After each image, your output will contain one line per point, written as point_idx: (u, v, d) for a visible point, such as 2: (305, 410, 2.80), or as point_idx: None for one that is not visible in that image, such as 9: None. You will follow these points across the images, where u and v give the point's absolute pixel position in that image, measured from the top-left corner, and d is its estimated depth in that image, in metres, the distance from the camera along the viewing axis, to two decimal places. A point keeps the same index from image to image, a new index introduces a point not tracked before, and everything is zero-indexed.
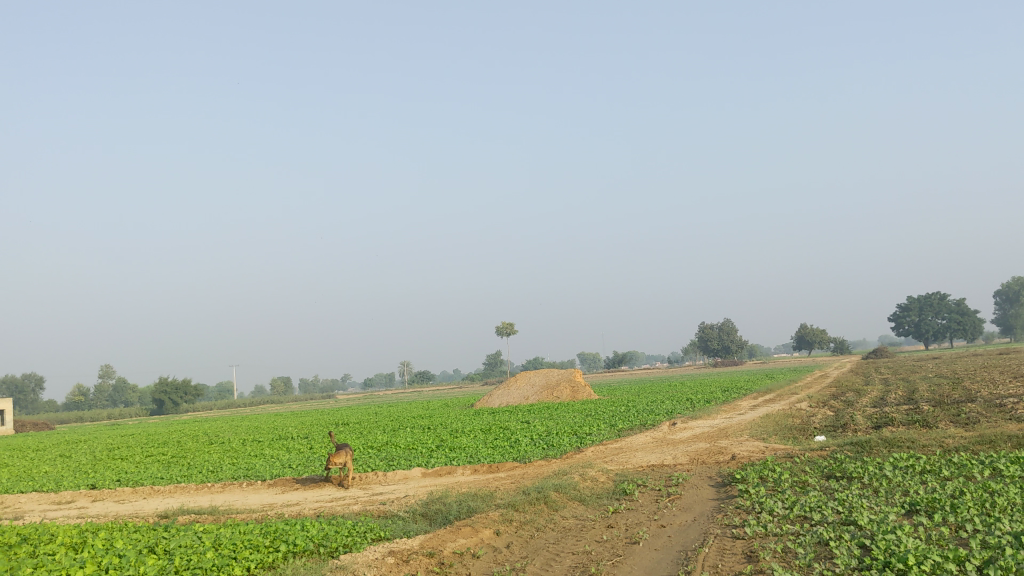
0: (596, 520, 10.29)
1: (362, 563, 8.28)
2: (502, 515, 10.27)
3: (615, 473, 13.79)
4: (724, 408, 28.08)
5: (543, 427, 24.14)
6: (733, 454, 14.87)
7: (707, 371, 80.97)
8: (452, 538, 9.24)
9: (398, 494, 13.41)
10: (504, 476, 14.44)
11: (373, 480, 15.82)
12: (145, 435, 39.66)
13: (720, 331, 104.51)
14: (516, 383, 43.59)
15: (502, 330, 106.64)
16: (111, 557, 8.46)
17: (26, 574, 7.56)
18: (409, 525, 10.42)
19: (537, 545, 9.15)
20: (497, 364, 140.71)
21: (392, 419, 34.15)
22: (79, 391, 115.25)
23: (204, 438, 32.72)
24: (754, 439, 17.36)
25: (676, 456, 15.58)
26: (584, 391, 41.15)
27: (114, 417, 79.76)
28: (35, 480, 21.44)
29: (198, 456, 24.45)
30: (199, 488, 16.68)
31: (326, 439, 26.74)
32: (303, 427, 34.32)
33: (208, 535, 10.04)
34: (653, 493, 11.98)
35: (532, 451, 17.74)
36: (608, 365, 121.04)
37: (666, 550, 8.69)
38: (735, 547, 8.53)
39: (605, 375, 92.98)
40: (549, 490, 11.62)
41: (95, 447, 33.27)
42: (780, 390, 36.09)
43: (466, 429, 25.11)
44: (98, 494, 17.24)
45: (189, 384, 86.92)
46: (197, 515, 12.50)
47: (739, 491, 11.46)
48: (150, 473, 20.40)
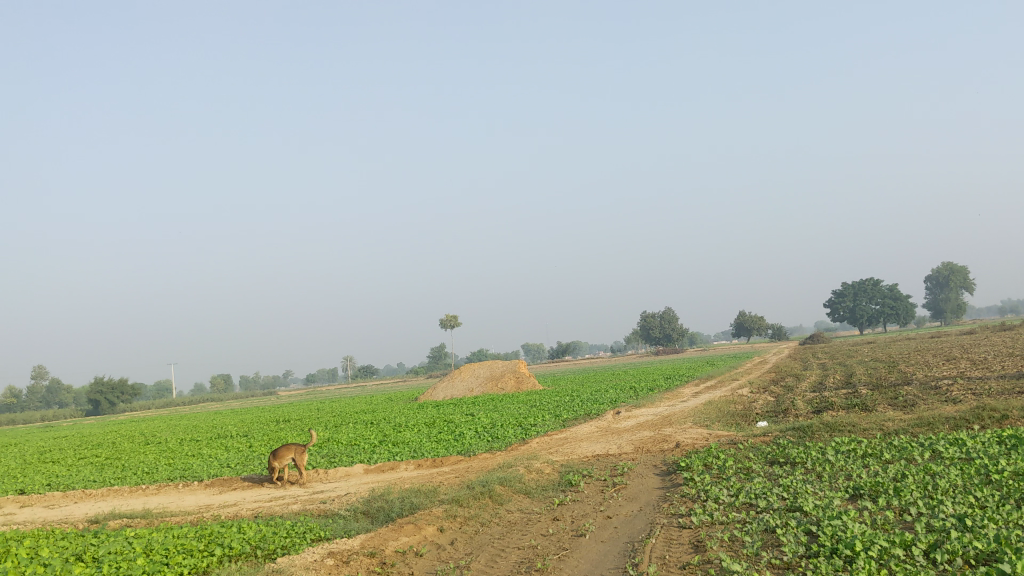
0: (541, 513, 10.12)
1: (300, 566, 7.95)
2: (445, 511, 10.04)
3: (560, 464, 13.66)
4: (668, 395, 28.20)
5: (487, 419, 23.96)
6: (678, 442, 14.84)
7: (650, 359, 81.65)
8: (394, 536, 8.99)
9: (339, 491, 13.13)
10: (448, 470, 14.22)
11: (314, 477, 15.50)
12: (77, 437, 38.59)
13: (661, 320, 105.41)
14: (459, 375, 43.32)
15: (445, 323, 106.35)
16: (34, 567, 8.03)
17: None
18: (350, 524, 10.15)
19: (482, 540, 8.94)
20: (441, 357, 140.18)
21: (334, 415, 33.65)
22: (11, 393, 112.24)
23: (140, 439, 31.94)
24: (698, 426, 17.37)
25: (621, 445, 15.53)
26: (528, 382, 41.06)
27: (48, 419, 77.82)
28: None
29: (134, 457, 23.79)
30: (133, 490, 16.16)
31: (267, 437, 26.22)
32: (242, 426, 33.64)
33: (140, 540, 9.65)
34: (599, 483, 11.86)
35: (476, 444, 17.55)
36: (552, 355, 121.38)
37: (613, 542, 8.55)
38: (681, 536, 8.43)
39: (549, 365, 93.22)
40: (494, 483, 11.45)
41: (25, 450, 32.21)
42: (722, 378, 36.42)
43: (410, 424, 24.80)
44: (27, 499, 16.60)
45: (126, 383, 85.05)
46: (129, 520, 12.05)
47: (685, 478, 11.40)
48: (83, 476, 19.73)
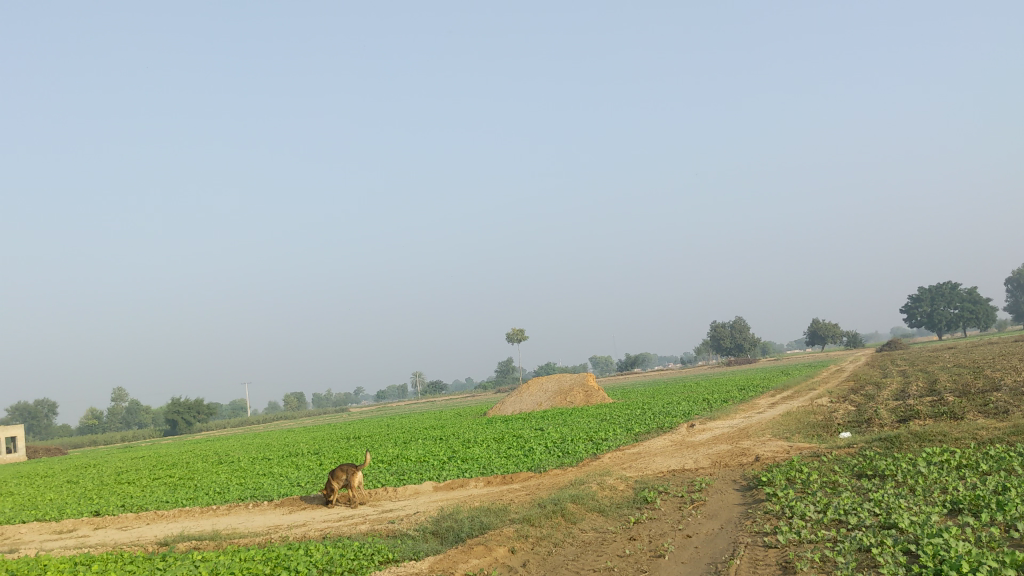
0: (617, 533, 9.68)
1: None
2: (516, 531, 9.67)
3: (635, 479, 13.18)
4: (743, 407, 27.35)
5: (558, 433, 23.53)
6: (757, 456, 14.23)
7: (723, 369, 80.25)
8: (464, 558, 8.63)
9: (408, 511, 12.81)
10: (519, 487, 13.88)
11: (383, 495, 15.26)
12: (154, 457, 39.23)
13: (732, 330, 103.61)
14: (528, 389, 42.96)
15: (513, 337, 106.35)
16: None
17: None
18: (419, 545, 9.85)
19: (555, 562, 8.54)
20: (508, 371, 140.01)
21: (402, 431, 33.55)
22: (92, 415, 115.21)
23: (214, 458, 32.25)
24: (778, 438, 16.72)
25: (697, 459, 14.97)
26: (598, 396, 40.44)
27: (127, 439, 79.41)
28: (38, 508, 20.91)
29: (207, 477, 23.91)
30: (205, 511, 16.14)
31: (336, 454, 26.19)
32: (314, 443, 33.74)
33: (207, 563, 9.46)
34: (676, 500, 11.36)
35: (547, 460, 17.13)
36: (621, 368, 120.24)
37: (694, 563, 8.06)
38: (768, 557, 7.89)
39: (619, 377, 92.24)
40: (566, 502, 11.04)
41: (103, 471, 32.73)
42: (798, 387, 35.32)
43: (479, 439, 24.52)
44: (101, 522, 16.69)
45: (202, 402, 86.51)
46: (198, 542, 11.94)
47: (767, 494, 10.83)
48: (157, 497, 19.83)
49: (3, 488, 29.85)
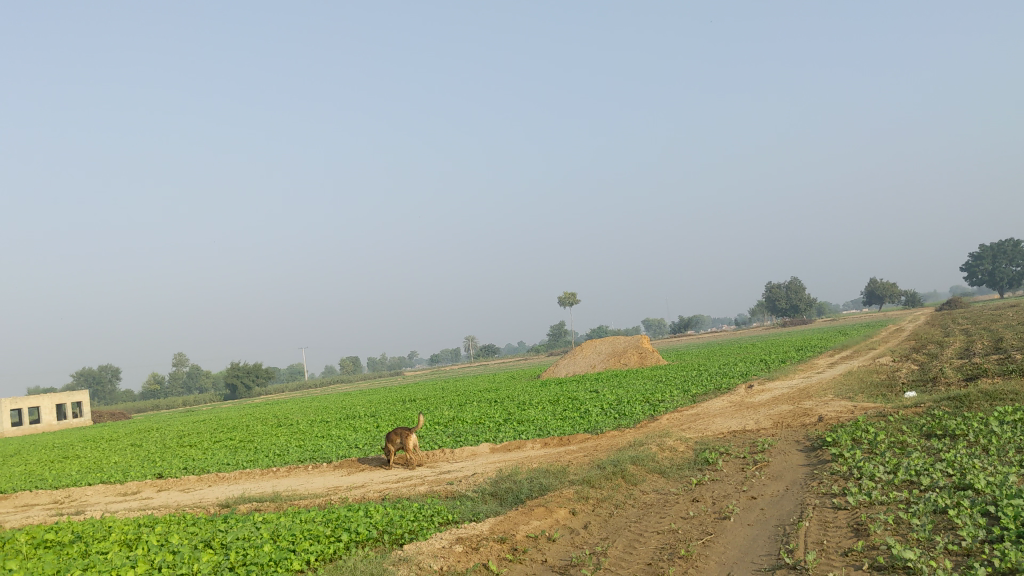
0: (679, 494, 9.51)
1: (427, 553, 7.29)
2: (576, 492, 9.55)
3: (695, 441, 12.96)
4: (801, 367, 26.94)
5: (614, 395, 23.37)
6: (820, 416, 13.90)
7: (779, 330, 79.12)
8: (524, 520, 8.51)
9: (466, 472, 12.76)
10: (576, 449, 13.73)
11: (440, 456, 15.28)
12: (214, 420, 40.04)
13: (787, 290, 102.04)
14: (582, 352, 42.89)
15: (566, 300, 105.97)
16: (170, 566, 8.14)
17: None
18: (478, 506, 9.78)
19: (618, 524, 8.39)
20: (561, 335, 139.86)
21: (457, 393, 33.70)
22: (155, 380, 117.98)
23: (272, 421, 32.77)
24: (841, 398, 16.35)
25: (759, 420, 14.67)
26: (653, 357, 40.13)
27: (189, 403, 81.16)
28: (104, 471, 21.40)
29: (266, 439, 24.29)
30: (265, 473, 16.33)
31: (392, 417, 26.36)
32: (370, 406, 34.07)
33: (268, 525, 9.50)
34: (738, 461, 11.12)
35: (604, 421, 16.97)
36: (674, 330, 119.23)
37: (761, 526, 7.83)
38: (838, 519, 7.60)
39: (672, 340, 91.57)
40: (626, 463, 10.88)
41: (166, 435, 33.47)
42: (858, 347, 34.64)
43: (535, 401, 24.49)
44: (165, 484, 16.97)
45: (260, 367, 87.89)
46: (259, 503, 12.06)
47: (833, 455, 10.54)
48: (218, 459, 20.16)
49: (72, 452, 30.68)
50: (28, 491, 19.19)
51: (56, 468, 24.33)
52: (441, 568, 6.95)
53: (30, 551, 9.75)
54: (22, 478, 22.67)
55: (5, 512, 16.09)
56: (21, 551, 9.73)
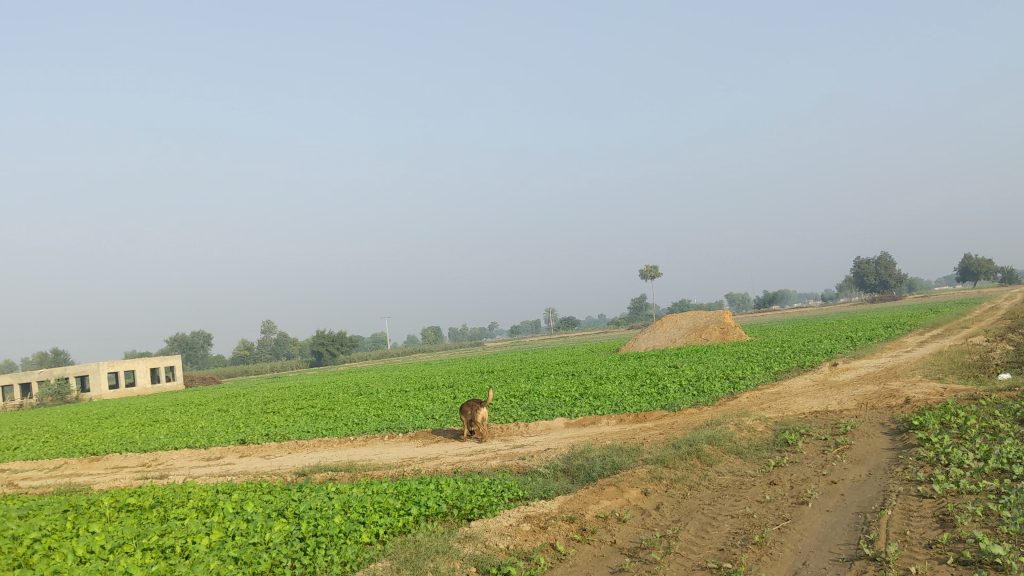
0: (756, 477, 9.24)
1: (494, 531, 7.18)
2: (649, 472, 9.36)
3: (774, 420, 12.61)
4: (889, 346, 26.09)
5: (693, 371, 23.02)
6: (907, 397, 13.38)
7: (867, 307, 76.98)
8: (595, 500, 8.36)
9: (539, 447, 12.68)
10: (651, 426, 13.53)
11: (514, 430, 15.23)
12: (298, 387, 40.87)
13: (877, 266, 99.10)
14: (662, 326, 42.46)
15: (647, 274, 104.86)
16: (243, 534, 8.24)
17: (153, 566, 7.44)
18: (549, 483, 9.67)
19: (690, 506, 8.18)
20: (642, 308, 138.74)
21: (535, 366, 33.67)
22: (244, 346, 121.25)
23: (353, 389, 33.26)
24: (930, 379, 15.73)
25: (842, 400, 14.21)
26: (735, 333, 39.41)
27: (276, 370, 83.15)
28: (190, 435, 22.00)
29: (346, 408, 24.65)
30: (343, 441, 16.52)
31: (470, 388, 26.47)
32: (449, 377, 34.30)
33: (340, 495, 9.56)
34: (819, 444, 10.77)
35: (682, 398, 16.70)
36: (759, 305, 117.06)
37: (840, 512, 7.52)
38: (923, 508, 7.23)
39: (755, 315, 89.97)
40: (702, 443, 10.63)
41: (251, 401, 34.27)
42: (949, 325, 33.45)
43: (611, 376, 24.28)
44: (246, 450, 17.32)
45: (345, 335, 89.39)
46: (334, 473, 12.18)
47: (920, 440, 10.10)
48: (298, 427, 20.53)
49: (162, 415, 31.70)
50: (118, 453, 19.85)
51: (146, 431, 25.14)
52: (507, 546, 6.85)
53: (113, 515, 10.02)
54: (114, 440, 23.47)
55: (95, 474, 16.66)
56: (104, 515, 10.00)
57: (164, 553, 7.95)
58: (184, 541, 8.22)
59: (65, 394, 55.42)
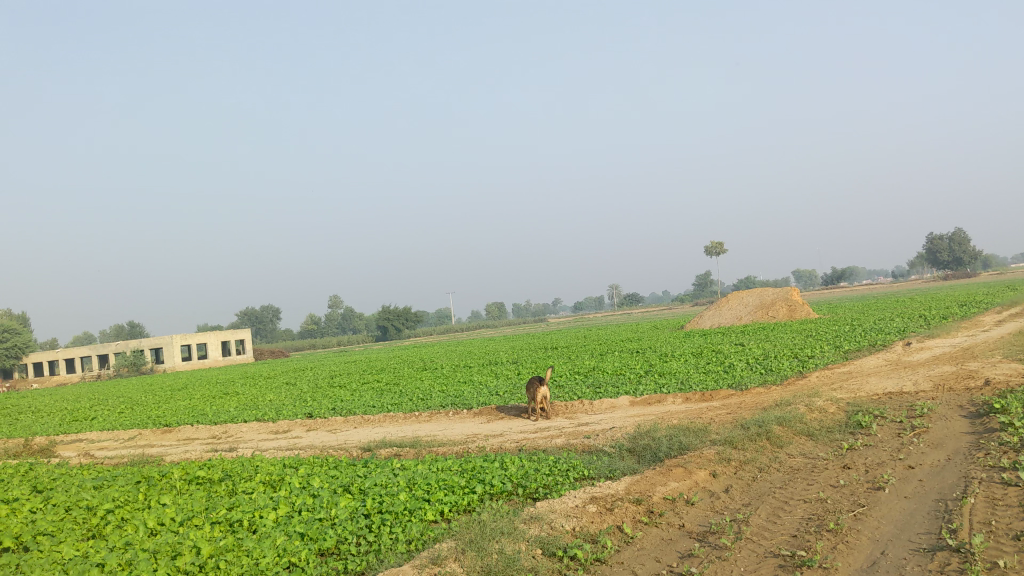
0: (829, 460, 8.98)
1: (560, 512, 7.07)
2: (717, 453, 9.17)
3: (847, 401, 12.28)
4: (966, 324, 25.30)
5: (761, 349, 22.60)
6: (987, 379, 12.89)
7: (941, 284, 74.74)
8: (662, 481, 8.20)
9: (605, 425, 12.55)
10: (719, 406, 13.29)
11: (579, 408, 15.12)
12: (365, 362, 41.33)
13: (951, 242, 96.19)
14: (728, 303, 41.88)
15: (712, 250, 103.51)
16: (310, 509, 8.29)
17: (222, 539, 7.50)
18: (615, 463, 9.54)
19: (761, 490, 7.98)
20: (707, 285, 137.01)
21: (600, 342, 33.46)
22: (312, 320, 123.10)
23: (418, 364, 33.49)
24: (1011, 360, 15.12)
25: (918, 381, 13.77)
26: (803, 310, 38.63)
27: (343, 345, 84.33)
28: (259, 408, 22.35)
29: (411, 383, 24.81)
30: (408, 417, 16.59)
31: (534, 364, 26.42)
32: (513, 352, 34.30)
33: (405, 472, 9.55)
34: (894, 426, 10.42)
35: (750, 377, 16.40)
36: (827, 282, 114.62)
37: (919, 499, 7.25)
38: (1008, 497, 6.92)
39: (823, 292, 88.20)
40: (772, 424, 10.37)
41: (318, 375, 34.73)
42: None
43: (677, 353, 24.00)
44: (313, 424, 17.51)
45: (410, 310, 90.10)
46: (398, 448, 12.19)
47: (1003, 424, 9.69)
48: (364, 401, 20.69)
49: (232, 388, 32.29)
50: (190, 424, 20.27)
51: (217, 404, 25.64)
52: (573, 528, 6.74)
53: (183, 487, 10.18)
54: (186, 411, 23.96)
55: (167, 445, 17.03)
56: (175, 487, 10.16)
57: (233, 527, 8.03)
58: (252, 515, 8.29)
59: (140, 365, 56.99)
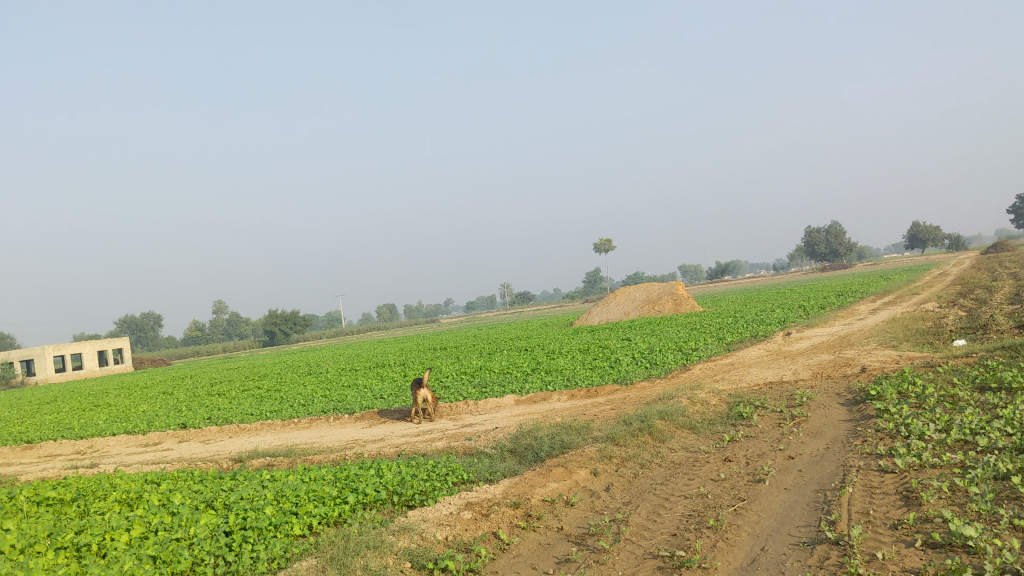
0: (710, 453, 8.86)
1: (432, 522, 6.68)
2: (599, 451, 8.93)
3: (728, 393, 12.25)
4: (842, 313, 26.06)
5: (646, 344, 22.66)
6: (863, 366, 13.07)
7: (818, 276, 77.41)
8: (542, 482, 7.92)
9: (488, 425, 12.23)
10: (604, 401, 13.15)
11: (464, 408, 14.77)
12: (248, 368, 40.03)
13: (827, 235, 99.80)
14: (616, 298, 42.28)
15: (601, 247, 104.69)
16: (167, 528, 7.65)
17: (60, 568, 6.76)
18: (496, 464, 9.23)
19: (642, 487, 7.78)
20: (598, 282, 138.69)
21: (489, 342, 33.17)
22: (195, 327, 119.27)
23: (302, 369, 32.55)
24: (884, 347, 15.42)
25: (797, 370, 13.94)
26: (688, 304, 39.24)
27: (228, 351, 81.86)
28: (129, 420, 21.18)
29: (293, 388, 24.00)
30: (286, 424, 15.92)
31: (421, 365, 25.96)
32: (402, 354, 33.67)
33: (275, 484, 8.98)
34: (774, 417, 10.40)
35: (634, 371, 16.39)
36: (713, 276, 117.42)
37: (799, 491, 7.15)
38: (885, 485, 6.87)
39: (708, 286, 90.18)
40: (654, 418, 10.22)
41: (197, 383, 33.41)
42: (899, 292, 33.55)
43: (565, 350, 23.92)
44: (185, 435, 16.62)
45: (297, 314, 87.98)
46: (271, 459, 11.59)
47: (878, 411, 9.77)
48: (242, 409, 19.83)
49: (105, 400, 30.65)
50: (55, 439, 19.07)
51: (86, 417, 24.29)
52: (445, 538, 6.37)
53: (31, 510, 9.34)
54: (50, 427, 22.50)
55: (25, 463, 15.92)
56: (22, 510, 9.32)
57: (79, 553, 7.33)
58: (102, 539, 7.60)
59: (9, 378, 53.89)
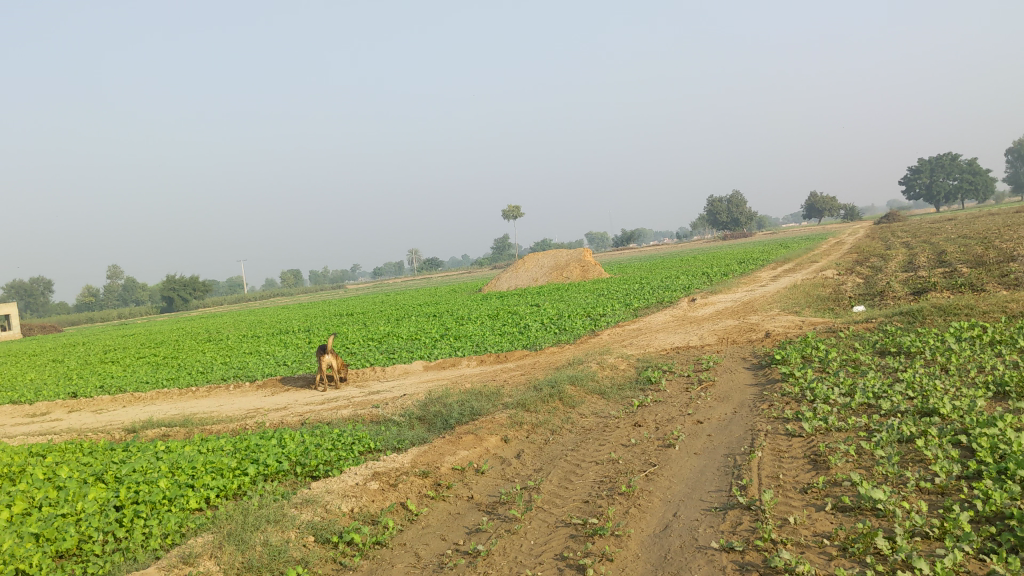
0: (620, 418, 8.80)
1: (337, 493, 6.41)
2: (510, 417, 8.77)
3: (637, 358, 12.26)
4: (744, 280, 26.51)
5: (554, 309, 22.64)
6: (768, 332, 13.25)
7: (720, 244, 78.96)
8: (451, 450, 7.72)
9: (395, 393, 11.98)
10: (513, 367, 13.03)
11: (371, 374, 14.49)
12: (144, 335, 38.64)
13: (728, 204, 101.84)
14: (524, 265, 42.26)
15: (509, 214, 104.65)
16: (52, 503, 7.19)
17: None
18: (404, 432, 8.99)
19: (553, 453, 7.66)
20: (505, 249, 138.92)
21: (395, 307, 32.75)
22: (89, 292, 115.04)
23: (202, 336, 31.54)
24: (787, 312, 15.68)
25: (702, 335, 14.06)
26: (595, 271, 39.47)
27: (124, 317, 79.15)
28: (15, 390, 20.17)
29: (192, 355, 23.23)
30: (184, 393, 15.33)
31: (326, 331, 25.45)
32: (306, 320, 32.97)
33: (170, 455, 8.55)
34: (682, 382, 10.42)
35: (543, 336, 16.32)
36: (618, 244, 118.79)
37: (709, 455, 7.13)
38: (793, 449, 6.89)
39: (614, 253, 91.14)
40: (564, 384, 10.13)
41: (90, 350, 32.08)
42: (800, 260, 34.36)
43: (473, 316, 23.76)
44: (75, 405, 15.86)
45: (197, 279, 85.56)
46: (167, 429, 11.10)
47: (783, 374, 9.89)
48: (137, 377, 19.07)
49: None
50: None
51: None
52: (351, 509, 6.12)
53: None
54: None
55: None
56: None
57: None
58: None
59: None
